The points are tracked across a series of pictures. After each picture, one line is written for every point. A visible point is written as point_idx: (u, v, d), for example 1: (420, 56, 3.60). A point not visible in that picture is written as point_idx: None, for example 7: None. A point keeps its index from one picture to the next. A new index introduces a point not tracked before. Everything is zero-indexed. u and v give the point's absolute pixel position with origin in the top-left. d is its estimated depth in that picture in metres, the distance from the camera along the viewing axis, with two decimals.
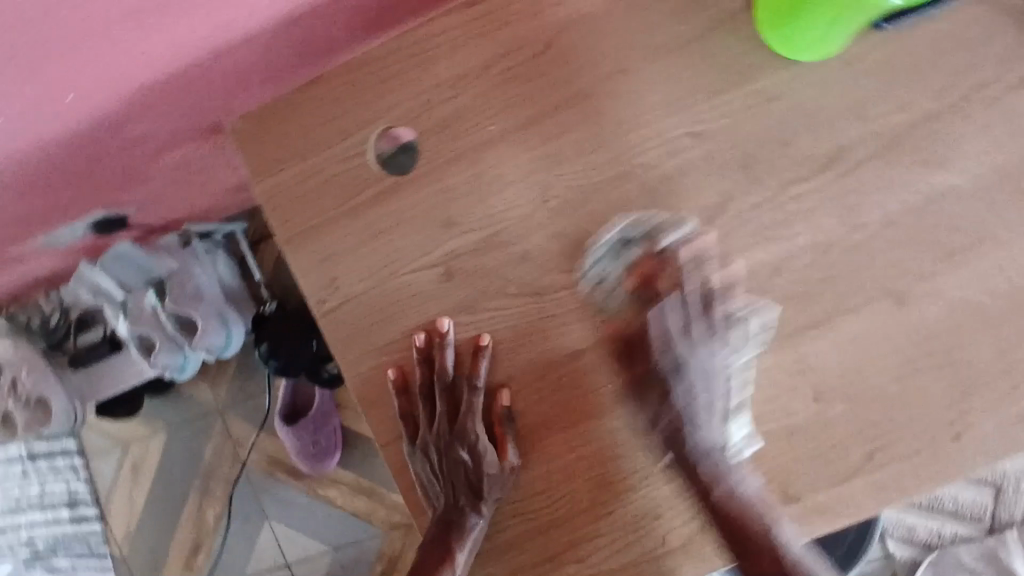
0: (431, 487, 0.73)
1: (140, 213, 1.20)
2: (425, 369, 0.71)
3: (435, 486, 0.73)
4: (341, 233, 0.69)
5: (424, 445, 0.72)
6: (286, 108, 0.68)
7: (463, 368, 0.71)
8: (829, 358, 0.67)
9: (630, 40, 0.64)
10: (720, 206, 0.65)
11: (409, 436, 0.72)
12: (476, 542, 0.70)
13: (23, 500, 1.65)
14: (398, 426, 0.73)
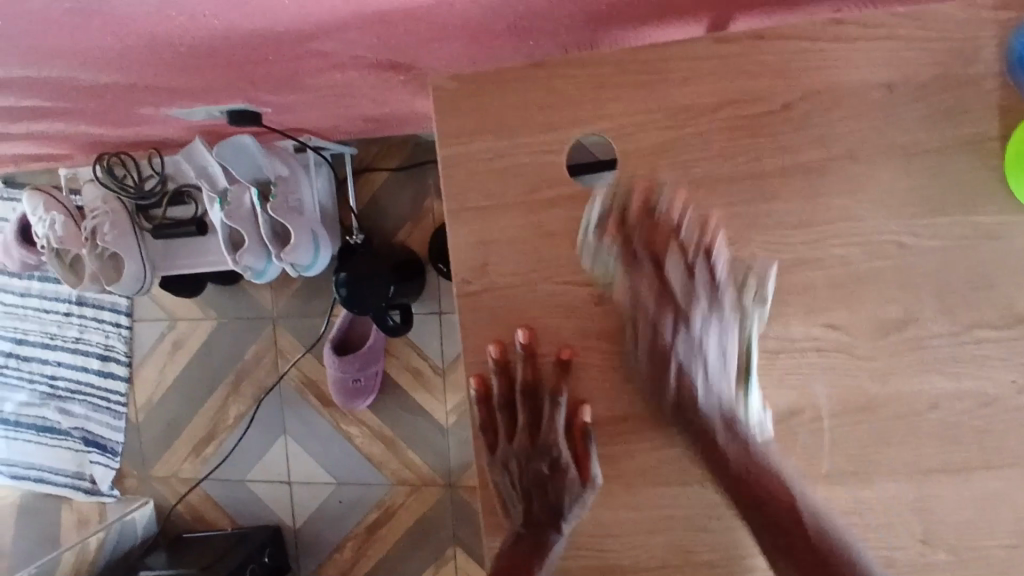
0: (508, 502, 0.69)
1: (274, 115, 1.18)
2: (507, 375, 0.68)
3: (513, 503, 0.69)
4: (509, 222, 0.67)
5: (504, 457, 0.69)
6: (497, 82, 0.65)
7: (549, 379, 0.68)
8: (952, 508, 0.64)
9: (871, 132, 0.60)
10: (895, 327, 0.62)
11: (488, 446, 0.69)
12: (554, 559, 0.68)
13: (57, 339, 1.74)
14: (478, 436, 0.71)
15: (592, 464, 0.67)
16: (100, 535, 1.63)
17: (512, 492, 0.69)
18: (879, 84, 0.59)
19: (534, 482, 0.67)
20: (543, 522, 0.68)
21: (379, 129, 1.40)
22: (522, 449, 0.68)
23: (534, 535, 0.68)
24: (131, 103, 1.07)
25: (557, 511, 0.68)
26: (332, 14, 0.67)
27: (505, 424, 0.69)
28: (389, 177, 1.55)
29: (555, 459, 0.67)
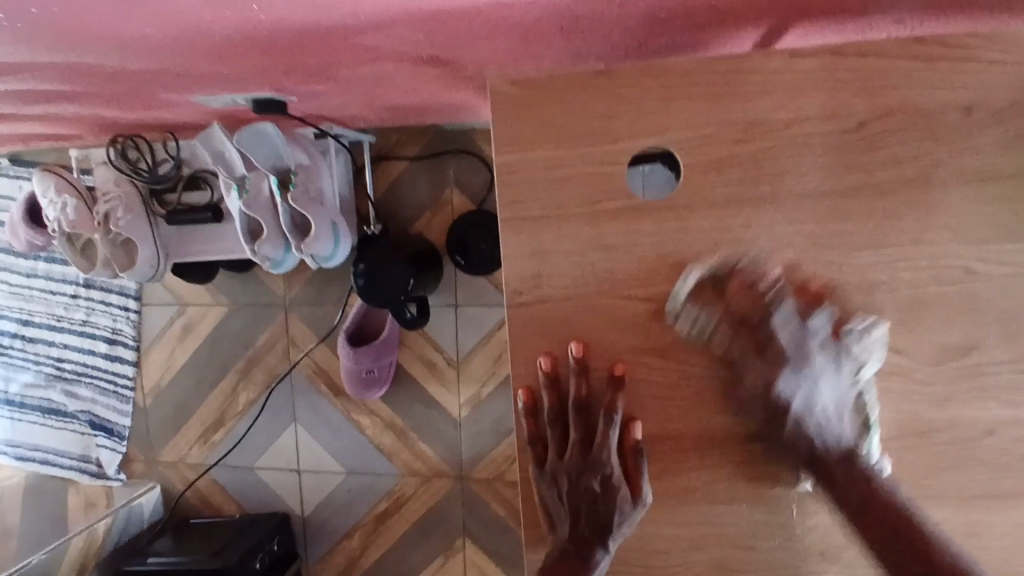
0: (554, 517, 0.69)
1: (301, 103, 1.15)
2: (558, 391, 0.68)
3: (559, 518, 0.69)
4: (567, 232, 0.66)
5: (553, 471, 0.68)
6: (561, 91, 0.64)
7: (601, 396, 0.67)
8: (1006, 538, 0.64)
9: (943, 153, 0.59)
10: (957, 353, 0.62)
11: (535, 459, 0.69)
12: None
13: (64, 321, 1.70)
14: (525, 448, 0.71)
15: (643, 482, 0.67)
16: (108, 521, 1.63)
17: (559, 506, 0.69)
18: (957, 106, 0.58)
19: (582, 497, 0.67)
20: (588, 540, 0.67)
21: (403, 119, 1.38)
22: (572, 464, 0.67)
23: (579, 553, 0.67)
24: (157, 89, 1.05)
25: (604, 530, 0.67)
26: (390, 17, 0.65)
27: (555, 437, 0.69)
28: (408, 165, 1.52)
29: (605, 477, 0.66)
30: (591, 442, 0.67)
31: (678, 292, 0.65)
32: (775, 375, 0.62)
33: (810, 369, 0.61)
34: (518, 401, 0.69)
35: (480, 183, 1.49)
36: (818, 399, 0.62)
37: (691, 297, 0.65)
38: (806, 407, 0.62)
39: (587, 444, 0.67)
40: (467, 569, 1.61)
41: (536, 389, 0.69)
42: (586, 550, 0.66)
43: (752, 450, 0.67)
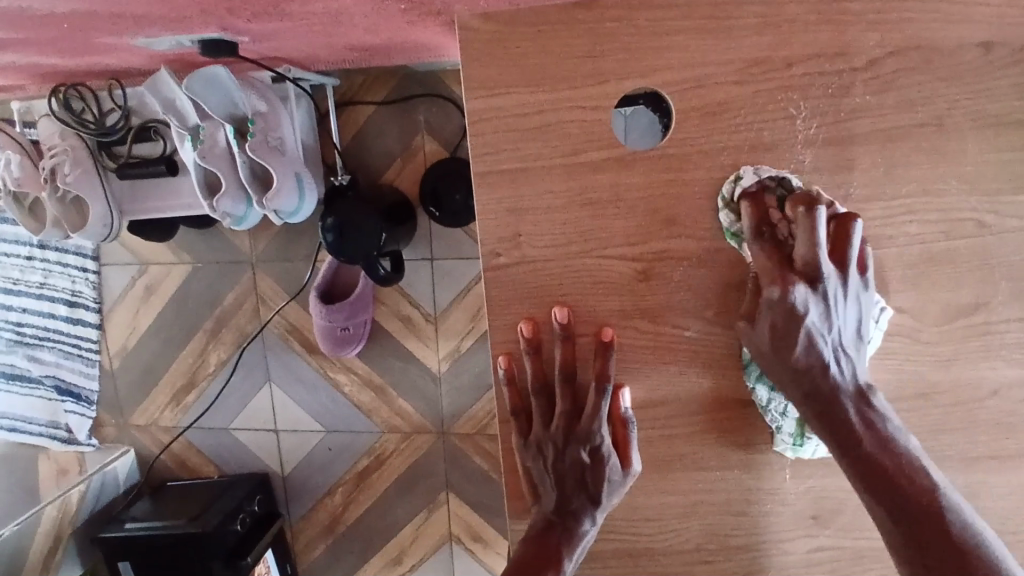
0: (539, 486, 0.65)
1: (257, 44, 1.06)
2: (541, 358, 0.63)
3: (545, 487, 0.65)
4: (547, 187, 0.60)
5: (538, 441, 0.64)
6: (540, 26, 0.57)
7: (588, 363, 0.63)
8: (1003, 494, 0.63)
9: (955, 96, 0.56)
10: (967, 311, 0.60)
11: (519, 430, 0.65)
12: (585, 551, 0.64)
13: (21, 284, 1.58)
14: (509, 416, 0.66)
15: (632, 451, 0.63)
16: (82, 487, 1.58)
17: (545, 477, 0.65)
18: (974, 43, 0.54)
19: (570, 468, 0.63)
20: (575, 510, 0.64)
21: (368, 59, 1.28)
22: (559, 434, 0.63)
23: (564, 523, 0.63)
24: (91, 32, 0.95)
25: (591, 500, 0.64)
26: None
27: (541, 407, 0.64)
28: (374, 111, 1.43)
29: (594, 447, 0.62)
30: (578, 412, 0.63)
31: (732, 186, 0.58)
32: (779, 314, 0.55)
33: (827, 286, 0.54)
34: (498, 368, 0.64)
35: (452, 129, 1.41)
36: (827, 327, 0.55)
37: (741, 195, 0.58)
38: (821, 326, 0.55)
39: (575, 415, 0.63)
40: (450, 522, 1.61)
41: (518, 355, 0.64)
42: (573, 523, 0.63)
43: (748, 416, 0.63)
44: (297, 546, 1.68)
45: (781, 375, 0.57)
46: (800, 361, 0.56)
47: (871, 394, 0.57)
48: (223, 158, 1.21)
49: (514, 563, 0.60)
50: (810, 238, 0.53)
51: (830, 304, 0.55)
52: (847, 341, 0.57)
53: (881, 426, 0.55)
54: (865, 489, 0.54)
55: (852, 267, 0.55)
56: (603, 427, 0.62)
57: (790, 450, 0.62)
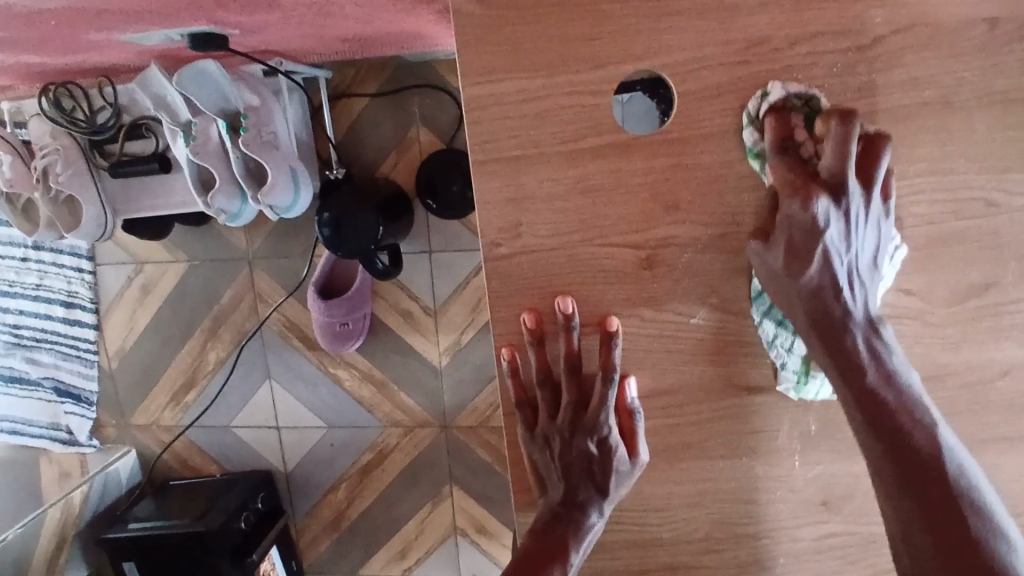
0: (546, 476, 0.65)
1: (246, 37, 1.04)
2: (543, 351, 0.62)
3: (553, 478, 0.64)
4: (547, 175, 0.59)
5: (544, 433, 0.63)
6: (536, 10, 0.56)
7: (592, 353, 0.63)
8: (1015, 476, 0.62)
9: (962, 73, 0.54)
10: (977, 293, 0.59)
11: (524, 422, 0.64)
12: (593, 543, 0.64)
13: (17, 285, 1.56)
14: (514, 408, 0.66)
15: (639, 441, 0.63)
16: (85, 488, 1.58)
17: (553, 468, 0.64)
18: (980, 18, 0.53)
19: (576, 460, 0.62)
20: (582, 502, 0.63)
21: (361, 51, 1.27)
22: (564, 428, 0.62)
23: (571, 515, 0.63)
24: (78, 28, 0.93)
25: (599, 491, 0.63)
26: None
27: (546, 400, 0.63)
28: (368, 104, 1.41)
29: (599, 440, 0.61)
30: (583, 405, 0.62)
31: (758, 101, 0.56)
32: (799, 229, 0.52)
33: (851, 202, 0.52)
34: (502, 361, 0.64)
35: (448, 120, 1.39)
36: (846, 246, 0.53)
37: (764, 110, 0.56)
38: (841, 243, 0.53)
39: (580, 408, 0.62)
40: (455, 515, 1.61)
41: (521, 348, 0.63)
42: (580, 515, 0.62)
43: (755, 403, 0.63)
44: (302, 542, 1.68)
45: (791, 294, 0.55)
46: (808, 278, 0.54)
47: (881, 325, 0.56)
48: (216, 154, 1.19)
49: (520, 556, 0.60)
50: (839, 150, 0.50)
51: (852, 225, 0.52)
52: (863, 267, 0.55)
53: (886, 359, 0.55)
54: (867, 424, 0.55)
55: (876, 188, 0.53)
56: (608, 419, 0.60)
57: (791, 389, 0.61)
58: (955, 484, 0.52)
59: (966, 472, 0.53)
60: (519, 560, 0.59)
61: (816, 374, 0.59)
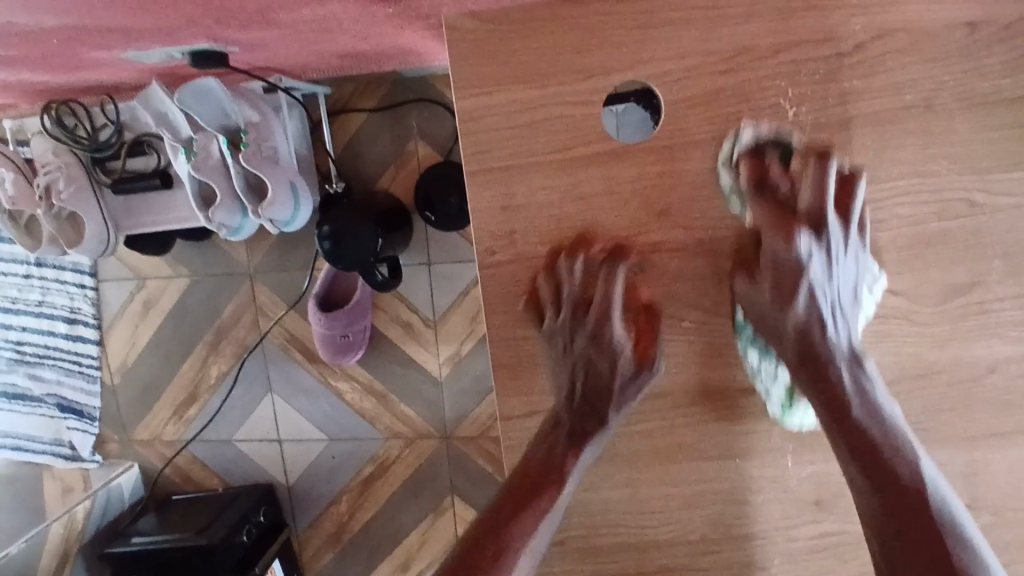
0: (553, 378, 0.64)
1: (245, 54, 1.06)
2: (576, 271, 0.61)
3: (558, 382, 0.63)
4: (540, 183, 0.61)
5: (551, 331, 0.62)
6: (527, 23, 0.58)
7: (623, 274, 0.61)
8: (1009, 475, 0.63)
9: (944, 77, 0.56)
10: (965, 292, 0.60)
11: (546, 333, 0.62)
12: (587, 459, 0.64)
13: (18, 302, 1.55)
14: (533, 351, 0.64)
15: (655, 344, 0.61)
16: (87, 503, 1.58)
17: (561, 371, 0.63)
18: (959, 23, 0.55)
19: (582, 367, 0.61)
20: (584, 425, 0.63)
21: (359, 66, 1.29)
22: (569, 331, 0.60)
23: (573, 430, 0.63)
24: (81, 46, 0.95)
25: (602, 408, 0.62)
26: None
27: (555, 294, 0.61)
28: (367, 118, 1.43)
29: (604, 348, 0.60)
30: (585, 313, 0.60)
31: (732, 143, 0.58)
32: (784, 264, 0.54)
33: (831, 240, 0.54)
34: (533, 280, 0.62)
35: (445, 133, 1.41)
36: (829, 284, 0.55)
37: (739, 155, 0.58)
38: (825, 279, 0.55)
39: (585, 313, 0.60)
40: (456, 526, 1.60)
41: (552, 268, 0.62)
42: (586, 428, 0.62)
43: (747, 405, 0.64)
44: (304, 556, 1.68)
45: (778, 334, 0.56)
46: (794, 317, 0.55)
47: (864, 360, 0.56)
48: (216, 170, 1.21)
49: (502, 493, 0.61)
50: (817, 186, 0.54)
51: (830, 260, 0.54)
52: (844, 300, 0.57)
53: (871, 391, 0.55)
54: (857, 470, 0.54)
55: (853, 222, 0.55)
56: (613, 327, 0.59)
57: (778, 416, 0.62)
58: (942, 531, 0.51)
59: (949, 504, 0.52)
60: (501, 500, 0.60)
61: (800, 403, 0.61)
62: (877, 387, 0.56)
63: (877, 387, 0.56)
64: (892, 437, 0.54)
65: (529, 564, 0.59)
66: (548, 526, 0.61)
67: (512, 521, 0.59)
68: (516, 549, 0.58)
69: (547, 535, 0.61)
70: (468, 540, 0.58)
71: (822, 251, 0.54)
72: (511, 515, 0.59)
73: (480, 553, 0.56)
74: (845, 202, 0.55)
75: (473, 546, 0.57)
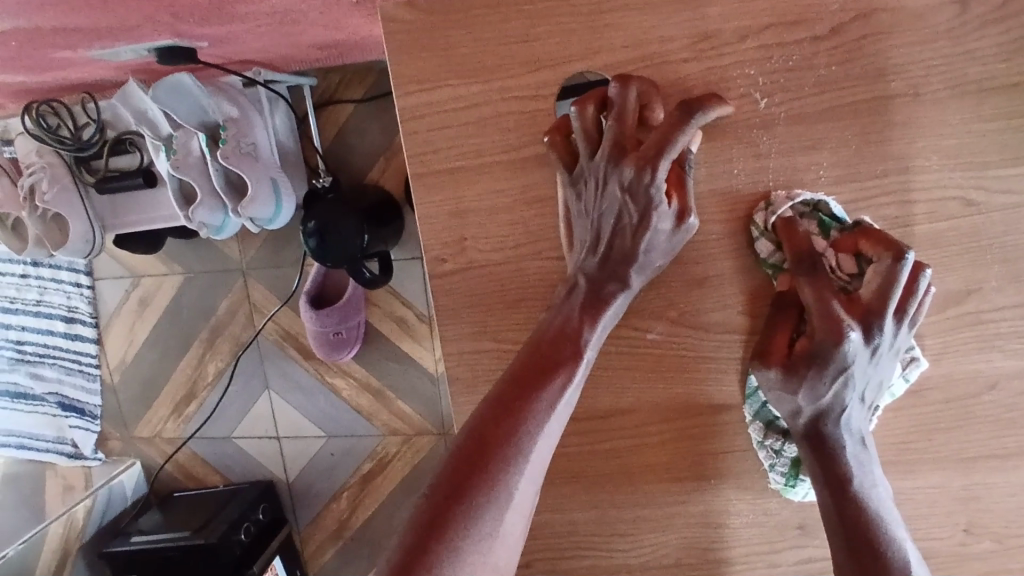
0: (574, 237, 0.54)
1: (215, 49, 1.02)
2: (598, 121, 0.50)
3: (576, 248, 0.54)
4: (491, 187, 0.56)
5: (581, 175, 0.51)
6: (469, 12, 0.52)
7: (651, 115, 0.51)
8: (1006, 492, 0.59)
9: (932, 62, 0.50)
10: (961, 300, 0.55)
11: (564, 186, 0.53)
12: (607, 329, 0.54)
13: (17, 302, 1.55)
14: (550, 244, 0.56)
15: (690, 196, 0.51)
16: (88, 502, 1.58)
17: (583, 226, 0.53)
18: (950, 1, 0.49)
19: (610, 220, 0.51)
20: (602, 290, 0.53)
21: (341, 56, 1.24)
22: (599, 180, 0.50)
23: (591, 295, 0.53)
24: (41, 46, 0.93)
25: (622, 274, 0.53)
26: None
27: (585, 138, 0.50)
28: (354, 109, 1.39)
29: (640, 199, 0.49)
30: (623, 158, 0.48)
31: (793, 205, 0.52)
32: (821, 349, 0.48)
33: (882, 341, 0.48)
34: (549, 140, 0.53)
35: None
36: (864, 381, 0.50)
37: (776, 222, 0.53)
38: (862, 373, 0.49)
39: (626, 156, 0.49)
40: None
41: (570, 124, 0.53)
42: (599, 296, 0.53)
43: (722, 422, 0.59)
44: (306, 552, 1.67)
45: (784, 405, 0.52)
46: (813, 407, 0.51)
47: (868, 442, 0.54)
48: (197, 167, 1.17)
49: (503, 381, 0.51)
50: (883, 283, 0.47)
51: (873, 356, 0.49)
52: (869, 397, 0.53)
53: (869, 471, 0.53)
54: (833, 522, 0.53)
55: (904, 320, 0.49)
56: (659, 172, 0.47)
57: (780, 489, 0.58)
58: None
59: None
60: (504, 386, 0.50)
61: (804, 478, 0.56)
62: (876, 470, 0.54)
63: (875, 471, 0.54)
64: (867, 491, 0.53)
65: (536, 460, 0.50)
66: (557, 421, 0.51)
67: (513, 411, 0.49)
68: (522, 444, 0.48)
69: (557, 427, 0.51)
70: (464, 439, 0.49)
71: (871, 348, 0.48)
72: (514, 404, 0.49)
73: (477, 458, 0.47)
74: (907, 302, 0.49)
75: (469, 454, 0.48)
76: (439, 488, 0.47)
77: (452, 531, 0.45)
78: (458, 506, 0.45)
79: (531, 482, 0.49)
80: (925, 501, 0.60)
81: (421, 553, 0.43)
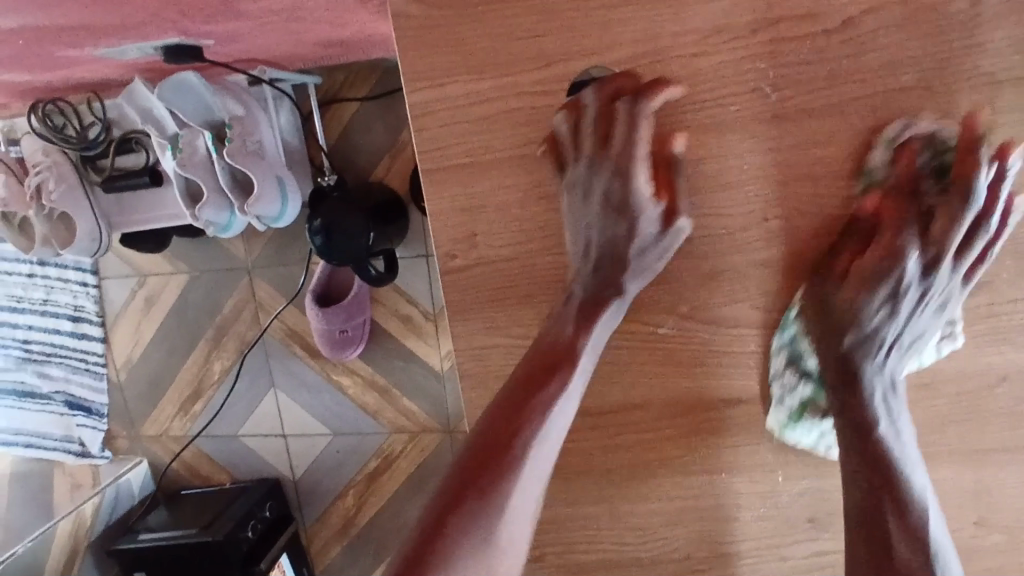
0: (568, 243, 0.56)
1: (221, 47, 1.02)
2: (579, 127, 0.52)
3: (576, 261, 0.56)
4: (501, 183, 0.56)
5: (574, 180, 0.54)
6: (479, 8, 0.53)
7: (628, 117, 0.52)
8: (1017, 486, 0.59)
9: (943, 55, 0.50)
10: (971, 293, 0.55)
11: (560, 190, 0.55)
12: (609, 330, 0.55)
13: (24, 301, 1.58)
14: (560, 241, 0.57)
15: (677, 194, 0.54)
16: (95, 500, 1.59)
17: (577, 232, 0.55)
18: None
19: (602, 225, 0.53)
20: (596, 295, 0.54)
21: (346, 54, 1.24)
22: (598, 183, 0.52)
23: (588, 301, 0.54)
24: (47, 44, 0.93)
25: (620, 279, 0.54)
26: None
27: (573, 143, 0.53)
28: (359, 107, 1.39)
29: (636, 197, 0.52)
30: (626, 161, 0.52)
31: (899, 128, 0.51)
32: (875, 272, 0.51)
33: (934, 281, 0.51)
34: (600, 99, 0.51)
35: None
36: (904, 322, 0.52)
37: (903, 137, 0.51)
38: (911, 306, 0.52)
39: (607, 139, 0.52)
40: None
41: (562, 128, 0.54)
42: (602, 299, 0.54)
43: (733, 416, 0.59)
44: (313, 549, 1.67)
45: (824, 337, 0.54)
46: (857, 335, 0.53)
47: (897, 395, 0.55)
48: (203, 166, 1.17)
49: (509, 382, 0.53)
50: (954, 227, 0.49)
51: (920, 292, 0.51)
52: (906, 343, 0.54)
53: (897, 433, 0.54)
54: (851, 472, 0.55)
55: (963, 265, 0.51)
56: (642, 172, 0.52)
57: (778, 429, 0.58)
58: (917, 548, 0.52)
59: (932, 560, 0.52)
60: (509, 389, 0.52)
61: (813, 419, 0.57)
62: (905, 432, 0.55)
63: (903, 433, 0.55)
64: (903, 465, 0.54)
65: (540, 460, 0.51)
66: (561, 416, 0.53)
67: (516, 415, 0.51)
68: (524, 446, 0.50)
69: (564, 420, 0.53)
70: (471, 442, 0.51)
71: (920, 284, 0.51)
72: (521, 402, 0.51)
73: (487, 455, 0.49)
74: (970, 248, 0.50)
75: (477, 456, 0.50)
76: (448, 485, 0.49)
77: (461, 529, 0.47)
78: (468, 504, 0.48)
79: (537, 474, 0.51)
80: (935, 495, 0.60)
81: (433, 546, 0.46)
